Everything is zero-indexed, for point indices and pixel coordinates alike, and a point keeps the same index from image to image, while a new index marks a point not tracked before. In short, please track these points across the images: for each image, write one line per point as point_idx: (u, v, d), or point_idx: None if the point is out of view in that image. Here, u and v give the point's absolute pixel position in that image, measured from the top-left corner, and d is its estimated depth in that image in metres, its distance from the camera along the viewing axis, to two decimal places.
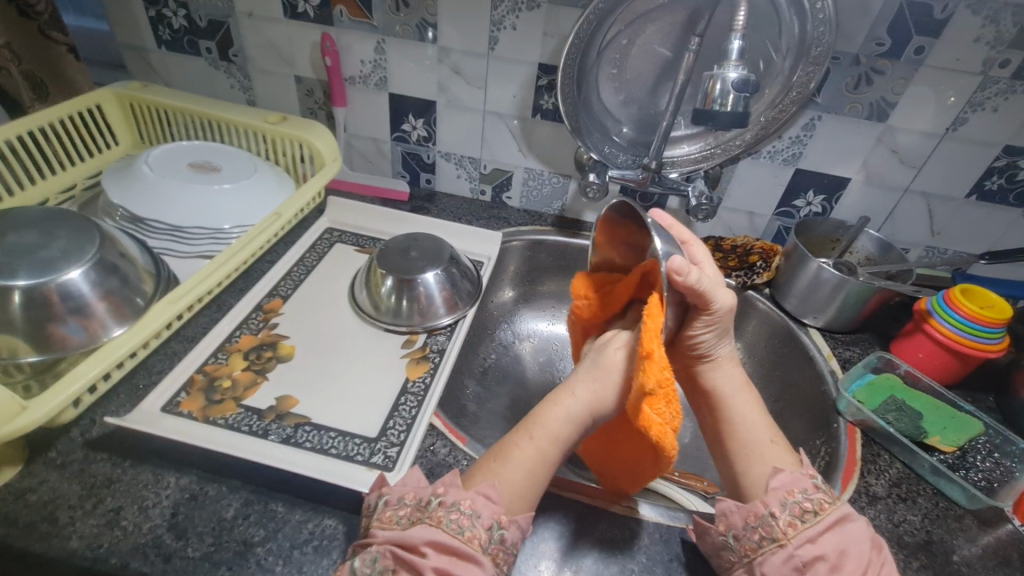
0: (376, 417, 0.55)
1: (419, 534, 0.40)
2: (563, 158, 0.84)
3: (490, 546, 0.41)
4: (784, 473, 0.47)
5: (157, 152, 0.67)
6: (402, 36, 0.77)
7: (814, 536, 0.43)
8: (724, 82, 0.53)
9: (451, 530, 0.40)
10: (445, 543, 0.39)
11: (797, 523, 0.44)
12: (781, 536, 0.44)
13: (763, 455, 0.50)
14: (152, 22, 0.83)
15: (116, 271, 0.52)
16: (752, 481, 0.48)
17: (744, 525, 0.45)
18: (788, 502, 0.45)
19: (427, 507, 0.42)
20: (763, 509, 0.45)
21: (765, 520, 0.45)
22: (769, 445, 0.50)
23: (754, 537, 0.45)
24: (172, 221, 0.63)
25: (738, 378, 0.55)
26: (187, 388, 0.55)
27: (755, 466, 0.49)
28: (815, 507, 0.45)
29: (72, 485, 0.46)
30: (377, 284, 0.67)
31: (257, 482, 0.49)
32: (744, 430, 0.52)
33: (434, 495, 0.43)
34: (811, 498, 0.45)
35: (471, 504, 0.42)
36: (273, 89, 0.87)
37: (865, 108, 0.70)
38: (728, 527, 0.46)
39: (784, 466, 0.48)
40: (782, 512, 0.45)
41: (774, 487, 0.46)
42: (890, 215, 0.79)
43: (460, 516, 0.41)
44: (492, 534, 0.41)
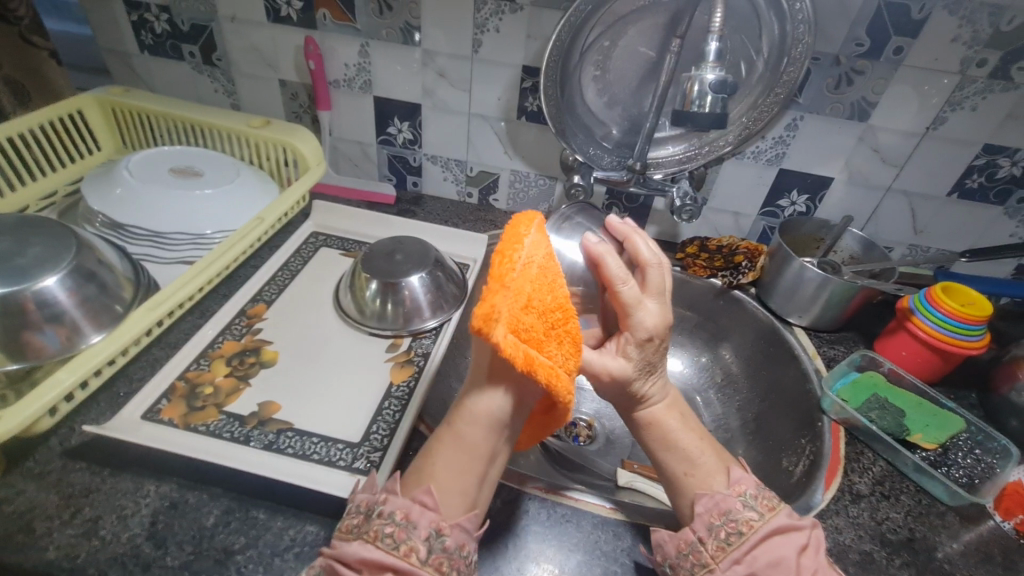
0: (359, 422, 0.55)
1: (354, 551, 0.39)
2: (549, 160, 0.84)
3: (429, 558, 0.38)
4: (705, 496, 0.46)
5: (138, 157, 0.67)
6: (386, 39, 0.77)
7: (741, 557, 0.43)
8: (702, 84, 0.54)
9: (387, 547, 0.38)
10: (377, 560, 0.38)
11: (725, 546, 0.43)
12: (711, 563, 0.43)
13: (682, 483, 0.47)
14: (134, 27, 0.82)
15: (93, 278, 0.52)
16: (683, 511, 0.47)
17: (677, 554, 0.44)
18: (714, 525, 0.44)
19: (367, 517, 0.41)
20: (692, 535, 0.45)
21: (694, 547, 0.44)
22: (688, 470, 0.48)
23: (688, 565, 0.44)
24: (153, 228, 0.62)
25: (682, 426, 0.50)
26: (168, 395, 0.55)
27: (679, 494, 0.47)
28: (741, 527, 0.44)
29: (50, 495, 0.46)
30: (361, 288, 0.67)
31: (238, 489, 0.49)
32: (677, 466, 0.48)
33: (376, 504, 0.41)
34: (737, 518, 0.44)
35: (402, 514, 0.40)
36: (257, 94, 0.87)
37: (846, 108, 0.70)
38: (663, 557, 0.45)
39: (707, 490, 0.46)
40: (709, 536, 0.44)
41: (699, 512, 0.45)
42: (874, 214, 0.80)
43: (395, 529, 0.39)
44: (433, 545, 0.39)
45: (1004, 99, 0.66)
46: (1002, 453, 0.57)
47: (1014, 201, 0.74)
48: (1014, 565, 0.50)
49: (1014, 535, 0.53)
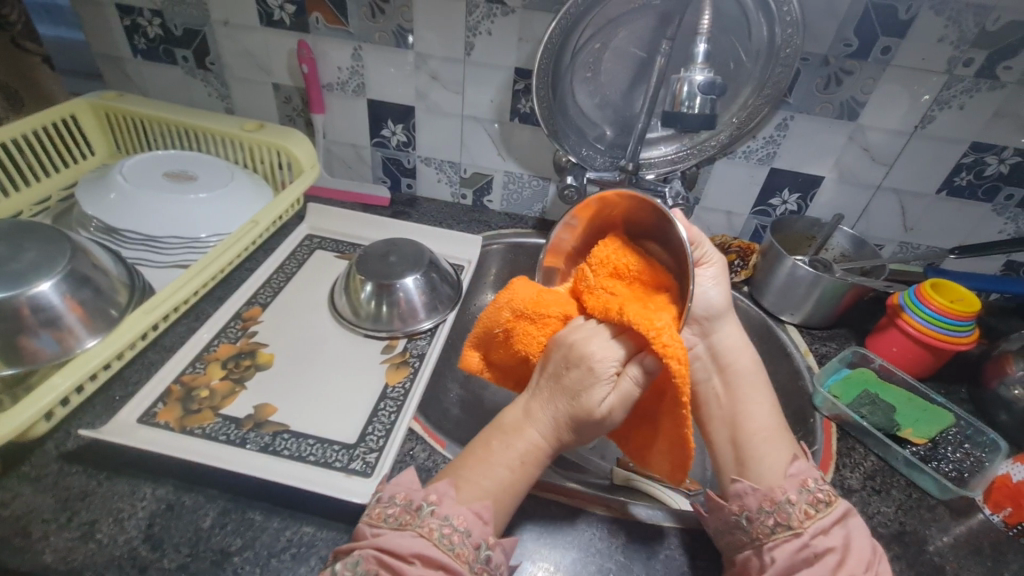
0: (355, 423, 0.56)
1: (407, 543, 0.39)
2: (542, 161, 0.84)
3: (477, 565, 0.39)
4: (801, 461, 0.47)
5: (132, 162, 0.67)
6: (379, 42, 0.77)
7: (827, 526, 0.43)
8: (691, 85, 0.55)
9: (442, 546, 0.39)
10: (432, 557, 0.38)
11: (812, 511, 0.43)
12: (798, 525, 0.43)
13: (775, 439, 0.48)
14: (127, 31, 0.83)
15: (88, 282, 0.52)
16: (769, 466, 0.47)
17: (759, 508, 0.45)
18: (804, 490, 0.45)
19: (419, 512, 0.41)
20: (781, 496, 0.45)
21: (782, 507, 0.44)
22: (776, 430, 0.49)
23: (767, 523, 0.44)
24: (147, 232, 0.62)
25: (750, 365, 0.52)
26: (164, 398, 0.55)
27: (771, 448, 0.48)
28: (826, 497, 0.44)
29: (47, 498, 0.46)
30: (357, 290, 0.67)
31: (235, 491, 0.49)
32: (762, 416, 0.49)
33: (427, 501, 0.41)
34: (822, 488, 0.45)
35: (461, 520, 0.41)
36: (251, 97, 0.87)
37: (835, 107, 0.71)
38: (742, 507, 0.45)
39: (798, 454, 0.48)
40: (799, 500, 0.44)
41: (793, 474, 0.46)
42: (864, 212, 0.81)
43: (452, 531, 0.40)
44: (479, 553, 0.40)
45: (991, 97, 0.67)
46: (991, 447, 0.58)
47: (1002, 198, 0.75)
48: (1003, 557, 0.51)
49: (1002, 527, 0.53)
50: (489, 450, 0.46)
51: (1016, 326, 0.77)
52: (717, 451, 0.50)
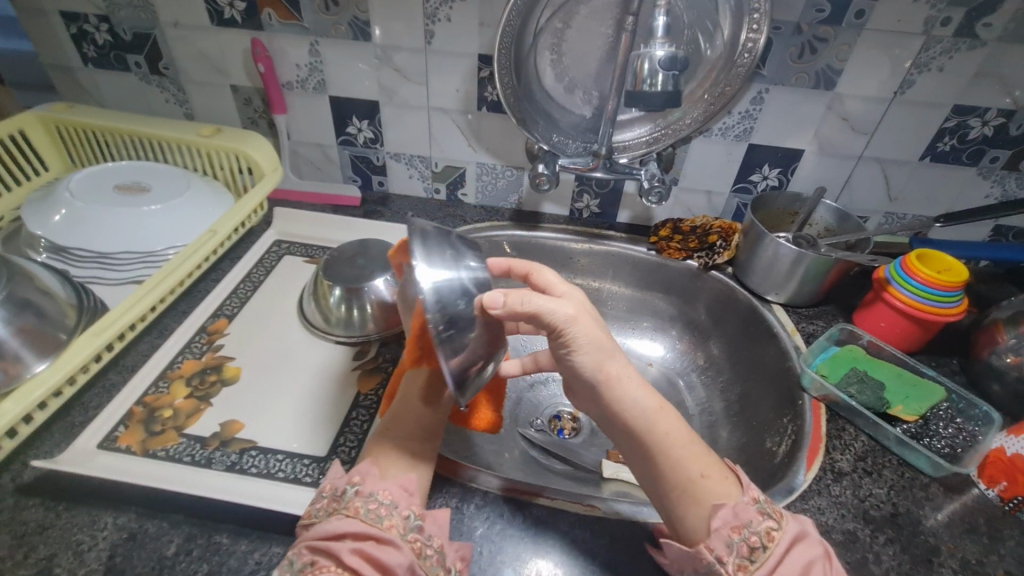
0: (326, 435, 0.54)
1: (335, 527, 0.38)
2: (515, 149, 0.81)
3: (409, 535, 0.39)
4: (724, 507, 0.43)
5: (81, 177, 0.65)
6: (336, 36, 0.74)
7: (766, 575, 0.40)
8: (652, 62, 0.52)
9: (370, 520, 0.38)
10: (362, 532, 0.38)
11: (747, 564, 0.40)
12: None
13: (696, 494, 0.44)
14: (75, 39, 0.79)
15: (29, 306, 0.50)
16: (693, 523, 0.43)
17: (694, 571, 0.42)
18: (735, 540, 0.41)
19: (343, 497, 0.40)
20: (710, 555, 0.41)
21: (712, 567, 0.41)
22: (700, 483, 0.44)
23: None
24: (99, 249, 0.60)
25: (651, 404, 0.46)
26: (125, 421, 0.53)
27: (692, 505, 0.43)
28: (763, 541, 0.41)
29: (2, 536, 0.44)
30: (325, 295, 0.64)
31: (200, 514, 0.47)
32: (672, 460, 0.44)
33: (350, 484, 0.41)
34: (757, 531, 0.42)
35: (387, 494, 0.40)
36: (210, 101, 0.84)
37: (811, 77, 0.69)
38: (681, 568, 0.43)
39: (725, 499, 0.43)
40: (730, 554, 0.41)
41: (716, 528, 0.42)
42: (847, 183, 0.78)
43: (378, 505, 0.39)
44: (410, 523, 0.40)
45: (971, 57, 0.64)
46: (984, 419, 0.57)
47: (988, 161, 0.72)
48: (999, 534, 0.50)
49: (998, 502, 0.52)
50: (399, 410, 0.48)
51: (1007, 292, 0.75)
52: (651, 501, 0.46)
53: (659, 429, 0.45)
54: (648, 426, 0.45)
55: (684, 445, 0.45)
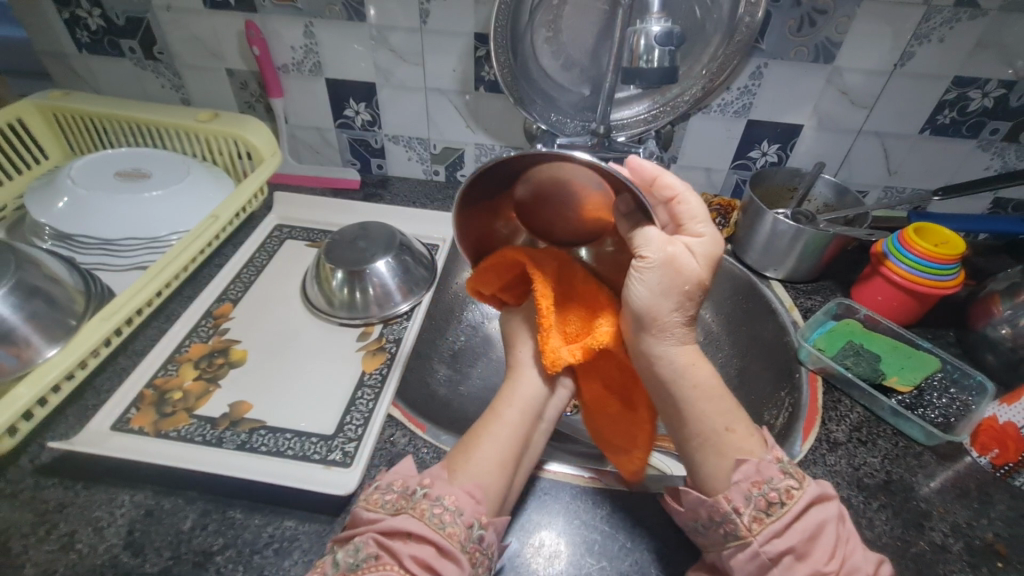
0: (332, 413, 0.55)
1: (402, 525, 0.38)
2: (513, 129, 0.81)
3: (471, 545, 0.39)
4: (747, 462, 0.42)
5: (81, 164, 0.65)
6: (331, 17, 0.73)
7: (781, 529, 0.40)
8: (648, 37, 0.52)
9: (433, 525, 0.38)
10: (425, 535, 0.37)
11: (763, 518, 0.40)
12: (747, 533, 0.40)
13: (719, 445, 0.44)
14: (68, 25, 0.78)
15: (39, 292, 0.51)
16: (714, 474, 0.44)
17: (710, 519, 0.42)
18: (754, 494, 0.41)
19: (412, 496, 0.40)
20: (726, 505, 0.42)
21: (728, 517, 0.41)
22: (723, 434, 0.44)
23: (719, 532, 0.42)
24: (103, 236, 0.61)
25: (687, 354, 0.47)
26: (137, 403, 0.54)
27: (715, 456, 0.44)
28: (782, 497, 0.40)
29: (24, 513, 0.46)
30: (327, 278, 0.65)
31: (213, 491, 0.48)
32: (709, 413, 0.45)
33: (420, 487, 0.41)
34: (777, 487, 0.41)
35: (454, 500, 0.40)
36: (206, 86, 0.84)
37: (810, 51, 0.68)
38: (696, 517, 0.44)
39: (749, 455, 0.43)
40: (746, 506, 0.41)
41: (737, 480, 0.42)
42: (846, 158, 0.78)
43: (443, 511, 0.39)
44: (473, 532, 0.39)
45: (972, 27, 0.64)
46: (977, 389, 0.58)
47: (987, 133, 0.72)
48: (989, 498, 0.51)
49: (989, 468, 0.53)
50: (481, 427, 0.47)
51: (1004, 265, 0.75)
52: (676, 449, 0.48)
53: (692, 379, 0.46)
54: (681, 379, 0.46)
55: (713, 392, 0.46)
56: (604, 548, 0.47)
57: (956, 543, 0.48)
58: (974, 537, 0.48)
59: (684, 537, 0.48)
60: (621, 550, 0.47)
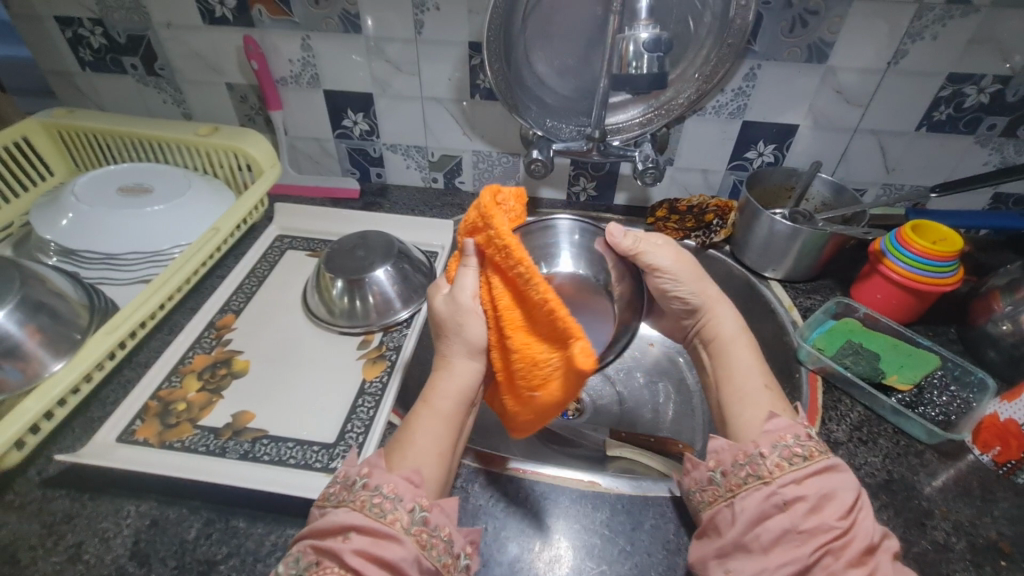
0: (334, 422, 0.55)
1: (340, 520, 0.38)
2: (509, 136, 0.82)
3: (414, 527, 0.38)
4: (782, 418, 0.44)
5: (85, 180, 0.66)
6: (327, 29, 0.74)
7: (800, 478, 0.40)
8: (636, 44, 0.53)
9: (373, 515, 0.38)
10: (362, 526, 0.38)
11: (785, 465, 0.41)
12: (767, 475, 0.41)
13: (757, 399, 0.47)
14: (71, 44, 0.80)
15: (44, 307, 0.52)
16: (744, 424, 0.46)
17: (733, 462, 0.43)
18: (779, 444, 0.42)
19: (353, 488, 0.40)
20: (753, 449, 0.43)
21: (753, 459, 0.42)
22: (763, 391, 0.48)
23: (741, 474, 0.42)
24: (107, 251, 0.62)
25: (734, 329, 0.54)
26: (141, 415, 0.55)
27: (747, 408, 0.47)
28: (806, 453, 0.42)
29: (33, 525, 0.47)
30: (328, 287, 0.66)
31: (218, 500, 0.49)
32: (740, 376, 0.50)
33: (360, 476, 0.41)
34: (803, 444, 0.42)
35: (392, 487, 0.40)
36: (207, 100, 0.85)
37: (803, 51, 0.68)
38: (717, 463, 0.44)
39: (781, 413, 0.46)
40: (771, 453, 0.42)
41: (769, 429, 0.44)
42: (843, 157, 0.78)
43: (382, 499, 0.39)
44: (416, 516, 0.39)
45: (965, 24, 0.64)
46: (978, 386, 0.58)
47: (984, 128, 0.72)
48: (992, 496, 0.51)
49: (992, 466, 0.53)
50: (415, 421, 0.46)
51: (1005, 260, 0.75)
52: (715, 410, 0.51)
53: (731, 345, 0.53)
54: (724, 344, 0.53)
55: (756, 362, 0.51)
56: (604, 551, 0.47)
57: (959, 542, 0.48)
58: (977, 536, 0.48)
59: (683, 539, 0.48)
60: (621, 553, 0.47)
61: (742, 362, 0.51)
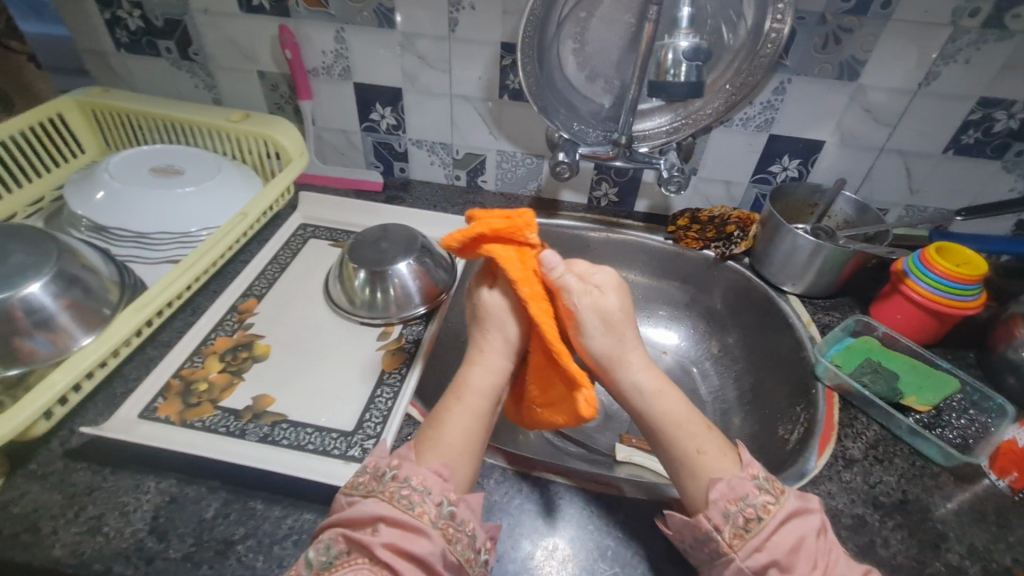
0: (353, 410, 0.56)
1: (370, 509, 0.42)
2: (535, 137, 0.83)
3: (441, 521, 0.42)
4: (721, 482, 0.44)
5: (118, 158, 0.67)
6: (361, 22, 0.75)
7: (760, 544, 0.41)
8: (676, 52, 0.54)
9: (402, 506, 0.42)
10: (392, 516, 0.41)
11: (742, 534, 0.42)
12: (727, 551, 0.42)
13: (694, 466, 0.46)
14: (109, 25, 0.81)
15: (78, 282, 0.52)
16: (692, 497, 0.46)
17: (694, 539, 0.44)
18: (732, 512, 0.43)
19: (382, 479, 0.44)
20: (707, 523, 0.43)
21: (710, 536, 0.43)
22: (696, 458, 0.47)
23: (705, 551, 0.43)
24: (138, 229, 0.63)
25: (649, 382, 0.51)
26: (164, 393, 0.56)
27: (690, 479, 0.46)
28: (758, 513, 0.42)
29: (55, 495, 0.47)
30: (350, 277, 0.66)
31: (236, 482, 0.50)
32: (670, 440, 0.48)
33: (389, 468, 0.45)
34: (754, 503, 0.43)
35: (421, 481, 0.44)
36: (238, 87, 0.86)
37: (835, 68, 0.69)
38: (681, 537, 0.45)
39: (721, 474, 0.45)
40: (726, 523, 0.42)
41: (714, 500, 0.44)
42: (867, 175, 0.78)
43: (411, 492, 0.43)
44: (443, 510, 0.43)
45: (999, 49, 0.64)
46: (997, 412, 0.57)
47: (1013, 154, 0.72)
48: (1007, 522, 0.51)
49: (1009, 492, 0.53)
50: (448, 411, 0.49)
51: None
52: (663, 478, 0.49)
53: (655, 407, 0.50)
54: (644, 406, 0.50)
55: (682, 418, 0.49)
56: (617, 554, 0.47)
57: (972, 566, 0.48)
58: (991, 560, 0.48)
59: None
60: (634, 557, 0.47)
61: (671, 421, 0.49)
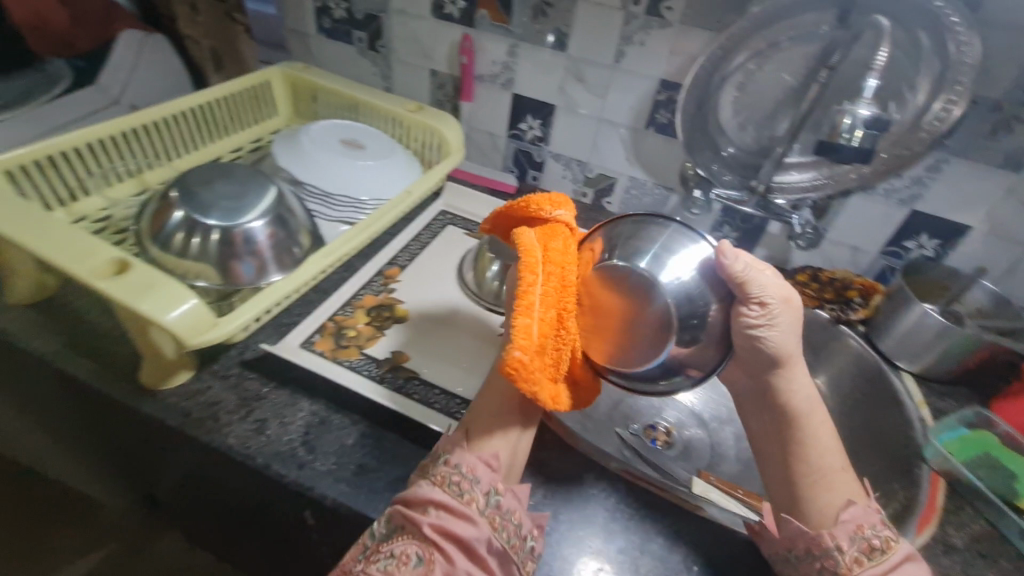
0: (476, 383, 0.62)
1: (423, 493, 0.44)
2: (669, 171, 0.87)
3: (488, 510, 0.43)
4: (855, 506, 0.47)
5: (317, 126, 0.78)
6: (536, 42, 0.83)
7: (879, 573, 0.44)
8: (854, 118, 0.57)
9: (452, 492, 0.43)
10: (441, 499, 0.43)
11: (863, 559, 0.44)
12: (845, 571, 0.44)
13: (830, 481, 0.49)
14: (318, 12, 0.94)
15: (284, 225, 0.63)
16: (820, 509, 0.48)
17: (806, 551, 0.46)
18: (857, 536, 0.46)
19: (435, 463, 0.46)
20: (830, 541, 0.46)
21: (829, 553, 0.45)
22: (837, 472, 0.49)
23: (813, 565, 0.46)
24: (326, 189, 0.73)
25: (807, 393, 0.51)
26: (320, 331, 0.64)
27: (824, 492, 0.48)
28: (882, 545, 0.45)
29: (232, 394, 0.57)
30: (484, 268, 0.74)
31: (373, 420, 0.57)
32: (815, 453, 0.49)
33: (442, 454, 0.46)
34: (879, 535, 0.46)
35: (469, 468, 0.45)
36: (409, 80, 0.96)
37: (999, 156, 0.68)
38: (791, 546, 0.48)
39: (855, 498, 0.48)
40: (849, 547, 0.45)
41: (844, 520, 0.46)
42: (1011, 269, 0.76)
43: (461, 479, 0.44)
44: (490, 499, 0.44)
45: None
46: None
47: None
48: None
49: None
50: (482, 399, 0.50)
51: None
52: (776, 482, 0.50)
53: (813, 416, 0.50)
54: (806, 412, 0.50)
55: (830, 437, 0.50)
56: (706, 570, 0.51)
57: None
58: None
59: None
60: None
61: (820, 432, 0.50)
